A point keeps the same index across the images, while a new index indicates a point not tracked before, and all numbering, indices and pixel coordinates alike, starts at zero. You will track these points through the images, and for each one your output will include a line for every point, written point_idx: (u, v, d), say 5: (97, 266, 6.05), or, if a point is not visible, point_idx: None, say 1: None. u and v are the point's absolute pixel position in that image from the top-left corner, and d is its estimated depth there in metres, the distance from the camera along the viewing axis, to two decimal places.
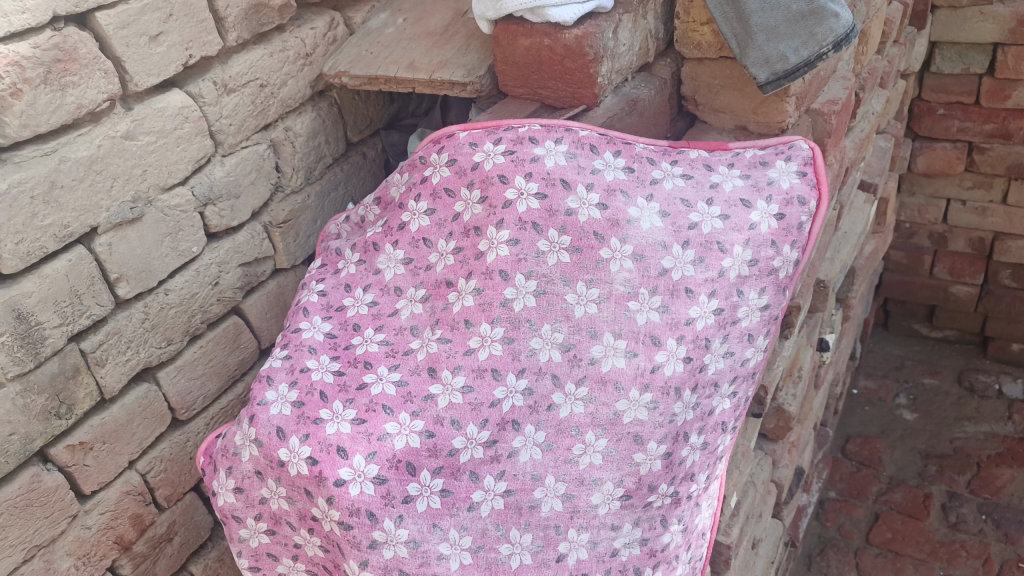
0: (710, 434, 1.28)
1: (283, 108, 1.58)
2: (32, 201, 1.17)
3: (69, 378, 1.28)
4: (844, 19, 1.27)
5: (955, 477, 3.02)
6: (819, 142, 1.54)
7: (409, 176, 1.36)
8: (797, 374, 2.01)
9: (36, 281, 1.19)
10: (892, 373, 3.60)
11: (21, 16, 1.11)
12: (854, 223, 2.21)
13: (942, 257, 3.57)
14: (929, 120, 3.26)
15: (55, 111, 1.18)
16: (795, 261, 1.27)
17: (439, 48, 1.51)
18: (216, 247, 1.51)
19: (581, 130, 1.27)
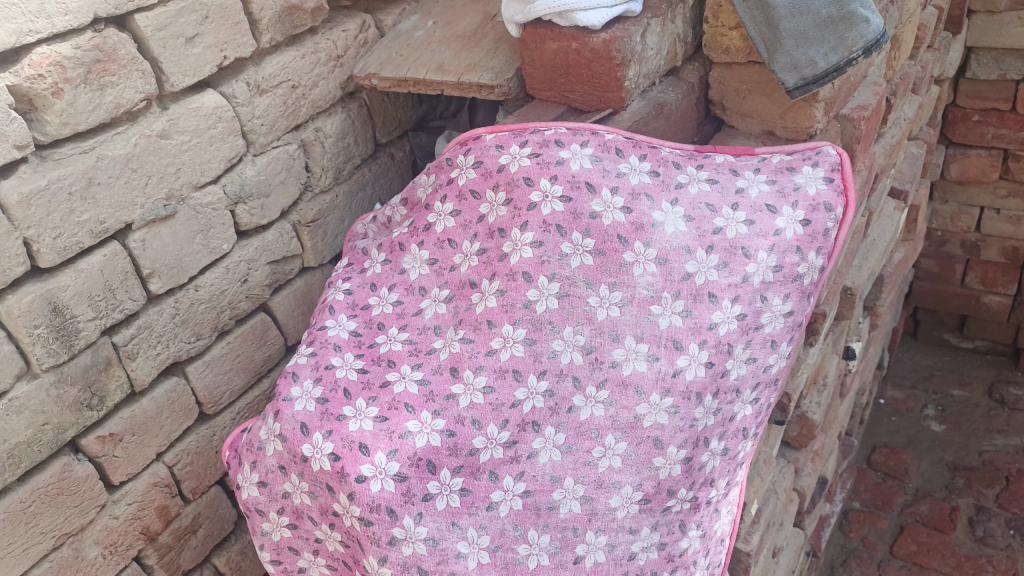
0: (731, 440, 1.27)
1: (314, 109, 1.60)
2: (70, 197, 1.20)
3: (101, 370, 1.31)
4: (876, 24, 1.26)
5: (983, 491, 2.97)
6: (848, 148, 1.53)
7: (435, 177, 1.38)
8: (822, 382, 1.99)
9: (73, 275, 1.23)
10: (922, 384, 3.54)
11: (63, 17, 1.14)
12: (883, 230, 2.18)
13: (974, 266, 3.51)
14: (963, 127, 3.21)
15: (94, 110, 1.22)
16: (820, 268, 1.26)
17: (467, 51, 1.52)
18: (245, 245, 1.54)
19: (607, 133, 1.28)
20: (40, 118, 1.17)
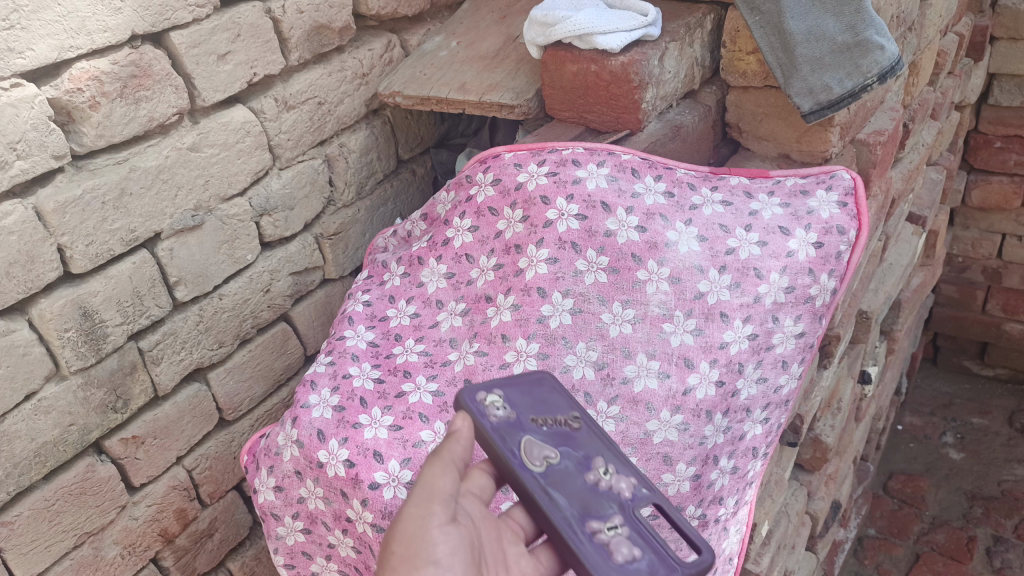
0: (741, 459, 1.29)
1: (339, 125, 1.65)
2: (103, 206, 1.25)
3: (126, 374, 1.35)
4: (891, 52, 1.28)
5: (1001, 521, 2.93)
6: (864, 172, 1.54)
7: (454, 194, 1.41)
8: (836, 405, 1.99)
9: (103, 281, 1.27)
10: (941, 411, 3.51)
11: (102, 34, 1.19)
12: (900, 254, 2.18)
13: (996, 293, 3.49)
14: (985, 153, 3.21)
15: (128, 123, 1.27)
16: (833, 290, 1.27)
17: (489, 72, 1.56)
18: (269, 255, 1.58)
19: (623, 154, 1.31)
20: (78, 130, 1.22)
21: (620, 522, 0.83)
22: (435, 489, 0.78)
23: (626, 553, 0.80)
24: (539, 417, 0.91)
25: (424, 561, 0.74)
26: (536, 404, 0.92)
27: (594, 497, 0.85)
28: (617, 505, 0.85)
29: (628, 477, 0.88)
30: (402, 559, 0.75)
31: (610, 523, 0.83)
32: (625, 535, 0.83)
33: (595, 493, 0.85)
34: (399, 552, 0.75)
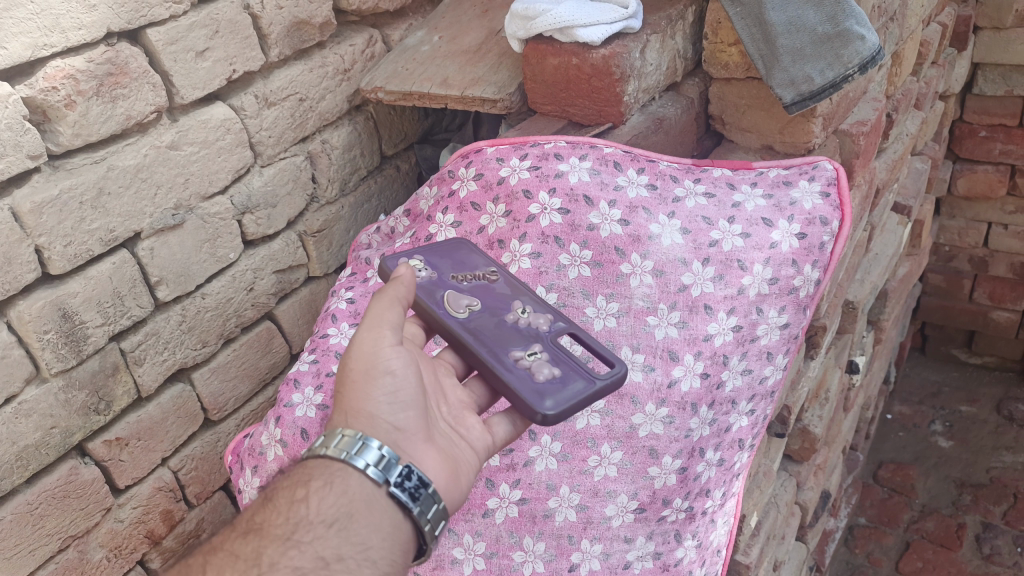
0: (727, 451, 1.29)
1: (321, 121, 1.63)
2: (81, 206, 1.23)
3: (108, 375, 1.34)
4: (872, 42, 1.28)
5: (990, 508, 2.95)
6: (847, 163, 1.54)
7: (437, 189, 1.40)
8: (824, 396, 1.99)
9: (82, 282, 1.26)
10: (929, 399, 3.53)
11: (76, 32, 1.18)
12: (886, 244, 2.19)
13: (982, 281, 3.51)
14: (970, 142, 3.22)
15: (106, 122, 1.25)
16: (816, 281, 1.28)
17: (471, 66, 1.55)
18: (251, 254, 1.57)
19: (605, 147, 1.30)
20: (53, 129, 1.20)
21: (543, 350, 0.98)
22: (381, 314, 0.90)
23: (550, 371, 0.95)
24: (461, 277, 1.07)
25: (380, 372, 0.88)
26: (456, 267, 1.08)
27: (515, 333, 1.00)
28: (537, 337, 1.00)
29: (544, 314, 1.03)
30: (359, 371, 0.88)
31: (531, 350, 0.97)
32: (544, 359, 0.96)
33: (517, 329, 1.00)
34: (356, 366, 0.88)
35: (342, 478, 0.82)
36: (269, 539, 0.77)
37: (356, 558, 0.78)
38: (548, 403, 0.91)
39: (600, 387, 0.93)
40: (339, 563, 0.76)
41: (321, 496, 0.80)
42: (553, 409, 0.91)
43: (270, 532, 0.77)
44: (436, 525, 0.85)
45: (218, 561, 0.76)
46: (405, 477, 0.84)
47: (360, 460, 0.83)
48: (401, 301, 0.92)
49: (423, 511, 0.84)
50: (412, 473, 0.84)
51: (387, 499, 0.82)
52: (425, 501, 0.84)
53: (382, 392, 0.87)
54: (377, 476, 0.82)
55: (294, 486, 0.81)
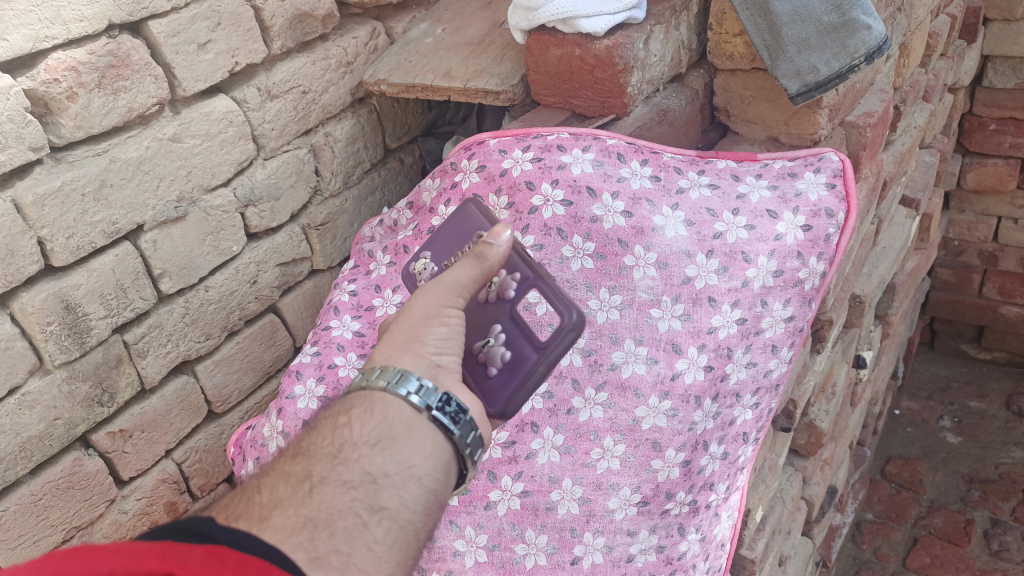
0: (731, 444, 1.28)
1: (324, 114, 1.63)
2: (83, 198, 1.23)
3: (112, 367, 1.34)
4: (878, 31, 1.26)
5: (999, 504, 2.93)
6: (854, 154, 1.53)
7: (439, 181, 1.40)
8: (831, 390, 1.98)
9: (85, 274, 1.26)
10: (938, 395, 3.50)
11: (78, 24, 1.18)
12: (894, 238, 2.17)
13: (992, 276, 3.48)
14: (980, 135, 3.19)
15: (107, 114, 1.25)
16: (822, 274, 1.26)
17: (475, 58, 1.55)
18: (255, 247, 1.57)
19: (608, 138, 1.29)
20: (56, 121, 1.20)
21: (500, 330, 0.96)
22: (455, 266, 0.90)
23: (504, 359, 0.95)
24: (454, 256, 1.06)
25: (433, 318, 0.87)
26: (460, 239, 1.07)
27: (481, 314, 0.97)
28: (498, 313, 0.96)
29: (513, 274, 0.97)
30: (413, 318, 0.87)
31: (491, 336, 0.95)
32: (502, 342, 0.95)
33: (482, 308, 0.97)
34: (411, 312, 0.88)
35: (383, 405, 0.81)
36: (317, 459, 0.75)
37: (401, 474, 0.77)
38: (503, 400, 0.94)
39: (553, 359, 0.95)
40: (385, 479, 0.75)
41: (364, 421, 0.79)
42: (508, 407, 0.94)
43: (317, 454, 0.76)
44: (475, 450, 0.85)
45: (269, 483, 0.74)
46: (444, 402, 0.82)
47: (402, 388, 0.81)
48: (486, 266, 0.90)
49: (464, 436, 0.83)
50: (451, 399, 0.83)
51: (428, 424, 0.81)
52: (465, 426, 0.83)
53: (433, 336, 0.87)
54: (418, 402, 0.81)
55: (337, 413, 0.80)
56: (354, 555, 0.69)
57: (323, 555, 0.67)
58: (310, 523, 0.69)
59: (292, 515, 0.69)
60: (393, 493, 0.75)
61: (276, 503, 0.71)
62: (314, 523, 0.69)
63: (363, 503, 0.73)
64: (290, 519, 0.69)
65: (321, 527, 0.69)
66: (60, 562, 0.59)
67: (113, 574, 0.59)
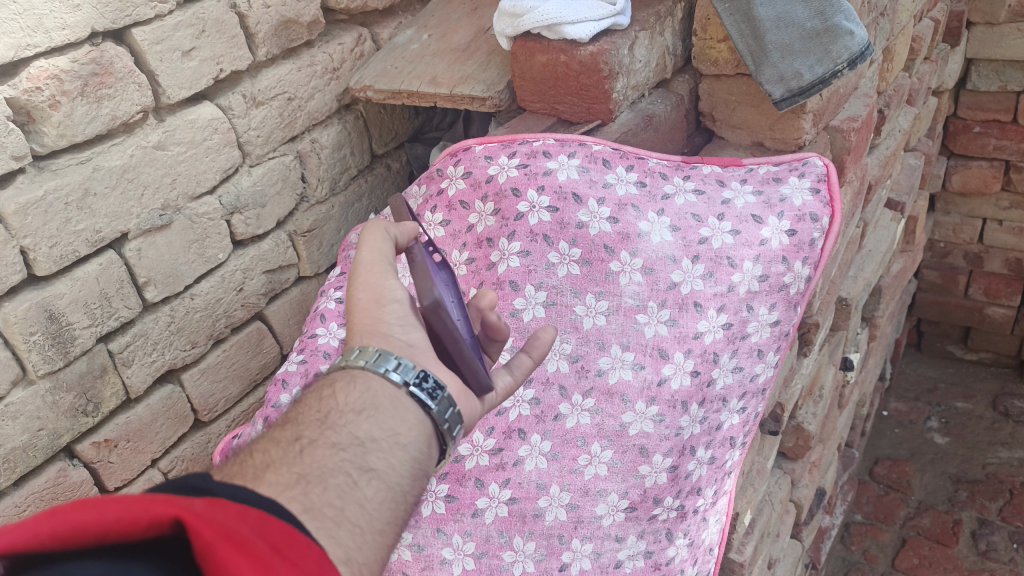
0: (718, 449, 1.28)
1: (310, 120, 1.63)
2: (66, 207, 1.22)
3: (96, 377, 1.33)
4: (860, 38, 1.27)
5: (986, 504, 2.95)
6: (839, 159, 1.54)
7: (425, 188, 1.39)
8: (818, 393, 1.99)
9: (69, 283, 1.25)
10: (925, 396, 3.53)
11: (61, 32, 1.17)
12: (879, 241, 2.18)
13: (978, 277, 3.51)
14: (964, 138, 3.22)
15: (91, 122, 1.24)
16: (807, 278, 1.27)
17: (461, 64, 1.55)
18: (241, 254, 1.56)
19: (594, 145, 1.29)
20: (38, 130, 1.19)
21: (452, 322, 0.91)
22: (373, 242, 0.85)
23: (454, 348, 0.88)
24: None
25: (383, 300, 0.81)
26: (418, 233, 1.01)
27: None
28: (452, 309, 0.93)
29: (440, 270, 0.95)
30: (363, 304, 0.81)
31: None
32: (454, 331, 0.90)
33: None
34: (359, 301, 0.81)
35: (365, 377, 0.76)
36: (305, 424, 0.73)
37: (388, 440, 0.73)
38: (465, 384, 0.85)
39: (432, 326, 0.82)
40: (372, 443, 0.72)
41: (347, 392, 0.75)
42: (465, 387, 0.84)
43: (304, 420, 0.73)
44: (455, 427, 0.79)
45: (261, 446, 0.72)
46: (423, 378, 0.77)
47: (381, 365, 0.77)
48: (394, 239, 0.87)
49: (442, 411, 0.77)
50: (429, 375, 0.78)
51: (409, 399, 0.76)
52: (444, 402, 0.78)
53: (392, 316, 0.81)
54: (398, 378, 0.76)
55: (320, 386, 0.77)
56: (347, 511, 0.67)
57: (317, 507, 0.65)
58: (303, 479, 0.67)
59: (285, 472, 0.67)
60: (380, 456, 0.72)
61: (269, 463, 0.69)
62: (307, 479, 0.67)
63: (353, 463, 0.70)
64: (283, 475, 0.67)
65: (314, 482, 0.67)
66: (66, 513, 0.57)
67: (118, 519, 0.56)
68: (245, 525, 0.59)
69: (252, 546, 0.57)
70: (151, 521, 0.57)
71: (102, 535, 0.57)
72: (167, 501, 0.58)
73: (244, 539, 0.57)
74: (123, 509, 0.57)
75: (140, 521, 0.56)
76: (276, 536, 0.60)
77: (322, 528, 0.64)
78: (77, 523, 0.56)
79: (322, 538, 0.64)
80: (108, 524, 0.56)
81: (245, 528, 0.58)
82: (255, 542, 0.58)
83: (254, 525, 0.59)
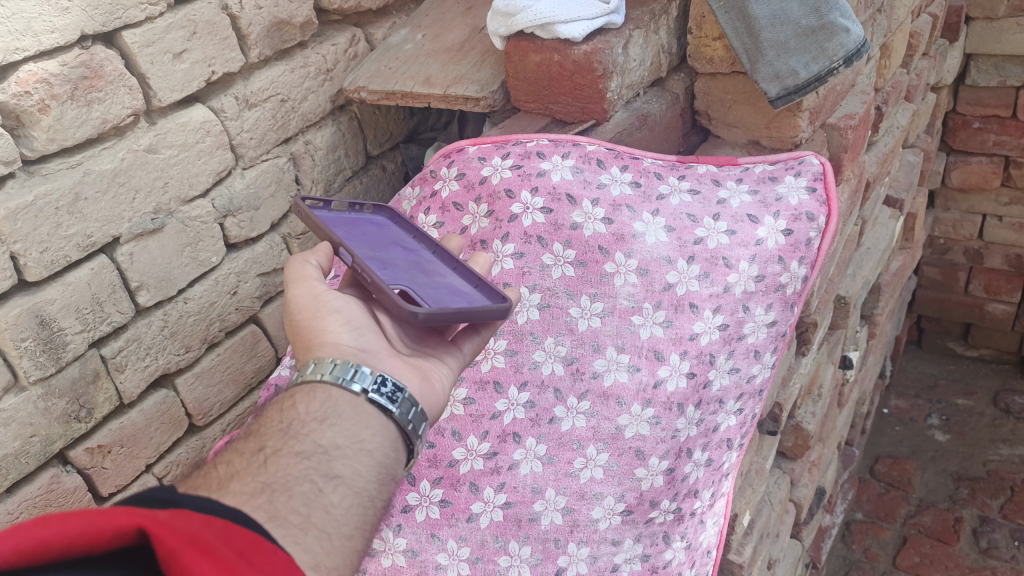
0: (715, 451, 1.27)
1: (303, 122, 1.62)
2: (57, 212, 1.21)
3: (89, 382, 1.32)
4: (855, 34, 1.25)
5: (987, 501, 2.94)
6: (836, 157, 1.53)
7: (419, 190, 1.37)
8: (817, 392, 1.98)
9: (60, 288, 1.24)
10: (926, 393, 3.52)
11: (50, 35, 1.16)
12: (878, 238, 2.17)
13: (978, 274, 3.49)
14: (964, 134, 3.21)
15: (81, 126, 1.23)
16: (803, 278, 1.26)
17: (454, 64, 1.54)
18: (235, 257, 1.55)
19: (588, 145, 1.28)
20: (28, 134, 1.18)
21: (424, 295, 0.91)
22: (298, 277, 0.90)
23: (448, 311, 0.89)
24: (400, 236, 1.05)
25: (322, 313, 0.87)
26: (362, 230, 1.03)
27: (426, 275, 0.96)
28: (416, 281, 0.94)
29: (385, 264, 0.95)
30: (305, 321, 0.87)
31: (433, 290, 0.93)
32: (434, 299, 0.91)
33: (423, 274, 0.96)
34: (301, 319, 0.88)
35: (326, 387, 0.80)
36: (268, 435, 0.75)
37: (351, 447, 0.76)
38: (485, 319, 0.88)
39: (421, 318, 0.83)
40: (336, 450, 0.74)
41: (308, 402, 0.78)
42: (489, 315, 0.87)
43: (267, 431, 0.75)
44: (419, 426, 0.83)
45: (224, 458, 0.72)
46: (381, 383, 0.81)
47: (340, 375, 0.80)
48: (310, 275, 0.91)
49: (403, 413, 0.81)
50: (387, 378, 0.82)
51: (369, 405, 0.80)
52: (404, 403, 0.82)
53: (337, 324, 0.87)
54: (357, 387, 0.80)
55: (282, 398, 0.80)
56: (313, 517, 0.68)
57: (282, 515, 0.66)
58: (268, 488, 0.68)
59: (250, 481, 0.68)
60: (346, 462, 0.74)
61: (233, 474, 0.69)
62: (272, 488, 0.68)
63: (318, 470, 0.72)
64: (248, 484, 0.68)
65: (278, 491, 0.68)
66: (30, 528, 0.57)
67: (82, 532, 0.56)
68: (211, 531, 0.59)
69: (217, 553, 0.57)
70: (115, 532, 0.56)
71: (66, 548, 0.56)
72: (130, 512, 0.57)
73: (209, 545, 0.57)
74: (85, 522, 0.56)
75: (103, 533, 0.56)
76: (241, 541, 0.60)
77: (288, 535, 0.65)
78: (40, 538, 0.56)
79: (289, 545, 0.65)
80: (71, 537, 0.56)
81: (211, 535, 0.58)
82: (221, 548, 0.58)
83: (220, 532, 0.59)
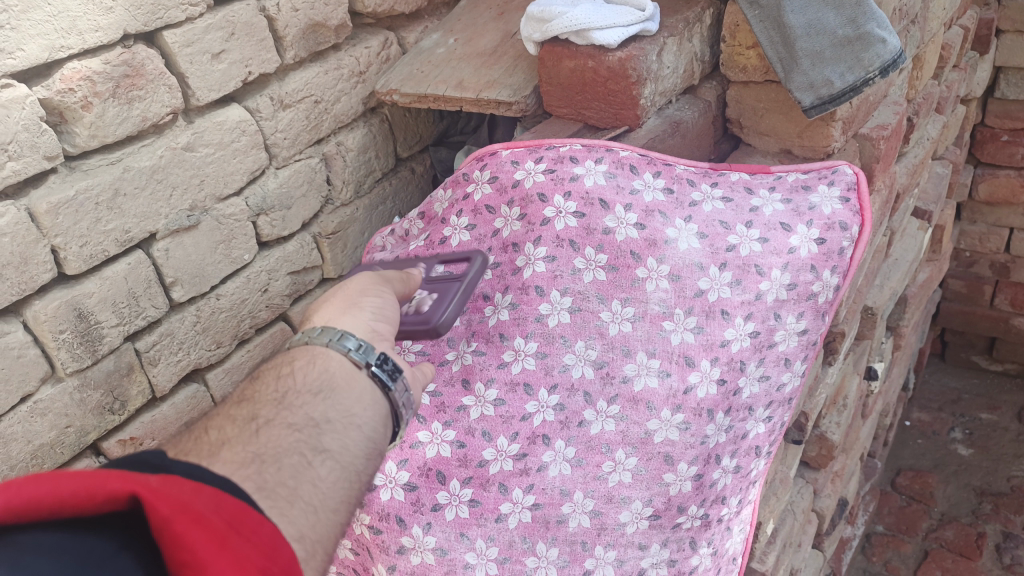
0: (744, 458, 1.27)
1: (336, 123, 1.63)
2: (96, 207, 1.24)
3: (123, 375, 1.34)
4: (893, 44, 1.25)
5: (1010, 517, 2.90)
6: (867, 167, 1.52)
7: (451, 193, 1.38)
8: (842, 403, 1.97)
9: (98, 282, 1.26)
10: (949, 406, 3.48)
11: (94, 34, 1.18)
12: (907, 249, 2.16)
13: (1004, 287, 3.46)
14: (992, 146, 3.18)
15: (122, 123, 1.26)
16: (835, 287, 1.26)
17: (487, 68, 1.55)
18: (267, 255, 1.57)
19: (621, 150, 1.29)
20: (70, 130, 1.21)
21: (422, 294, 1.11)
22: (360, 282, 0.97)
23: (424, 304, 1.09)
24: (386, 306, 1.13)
25: (358, 304, 0.92)
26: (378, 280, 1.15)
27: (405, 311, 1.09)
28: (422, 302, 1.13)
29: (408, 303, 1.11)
30: (339, 303, 0.92)
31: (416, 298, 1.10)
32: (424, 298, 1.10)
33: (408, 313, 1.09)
34: (337, 300, 0.93)
35: (326, 356, 0.85)
36: (262, 403, 0.79)
37: (343, 421, 0.80)
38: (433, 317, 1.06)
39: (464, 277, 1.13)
40: (327, 424, 0.79)
41: (306, 371, 0.83)
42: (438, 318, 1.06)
43: (262, 398, 0.79)
44: (408, 411, 0.88)
45: (216, 424, 0.77)
46: (383, 361, 0.86)
47: (344, 346, 0.85)
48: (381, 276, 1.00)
49: (399, 394, 0.86)
50: (389, 358, 0.87)
51: (367, 379, 0.85)
52: (401, 385, 0.87)
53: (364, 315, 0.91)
54: (358, 358, 0.85)
55: (281, 363, 0.85)
56: (300, 490, 0.72)
57: (270, 486, 0.70)
58: (258, 459, 0.72)
59: (241, 450, 0.72)
60: (334, 436, 0.79)
61: (224, 441, 0.73)
62: (261, 459, 0.72)
63: (307, 443, 0.76)
64: (238, 454, 0.72)
65: (267, 462, 0.72)
66: (20, 485, 0.57)
67: (75, 494, 0.57)
68: (200, 500, 0.61)
69: (208, 522, 0.59)
70: (107, 496, 0.58)
71: (55, 507, 0.57)
72: (121, 476, 0.59)
73: (201, 514, 0.59)
74: (79, 484, 0.58)
75: (96, 497, 0.57)
76: (229, 512, 0.62)
77: (275, 507, 0.69)
78: (31, 496, 0.57)
79: (275, 516, 0.69)
80: (63, 499, 0.57)
81: (201, 504, 0.61)
82: (212, 517, 0.60)
83: (210, 502, 0.62)
